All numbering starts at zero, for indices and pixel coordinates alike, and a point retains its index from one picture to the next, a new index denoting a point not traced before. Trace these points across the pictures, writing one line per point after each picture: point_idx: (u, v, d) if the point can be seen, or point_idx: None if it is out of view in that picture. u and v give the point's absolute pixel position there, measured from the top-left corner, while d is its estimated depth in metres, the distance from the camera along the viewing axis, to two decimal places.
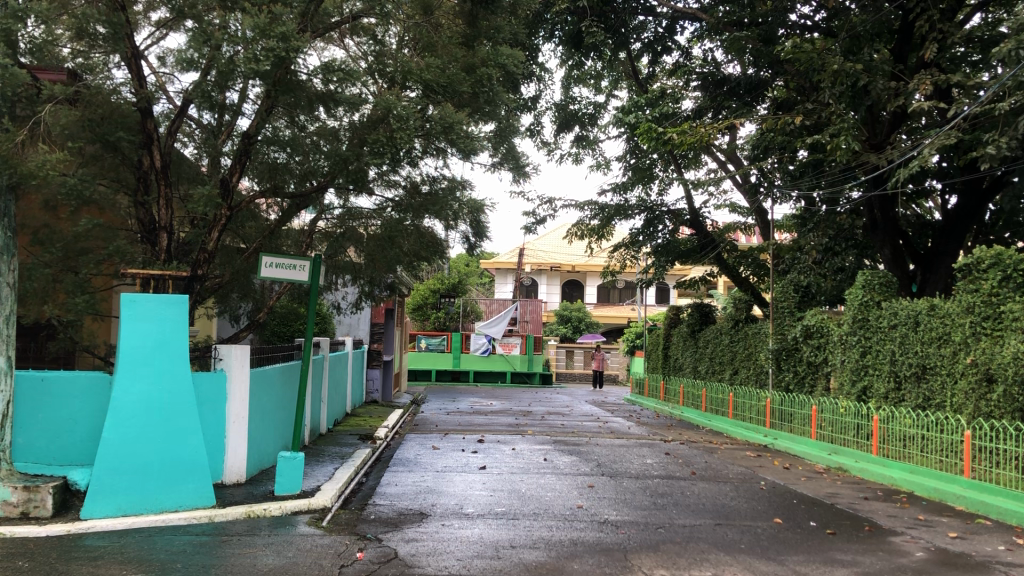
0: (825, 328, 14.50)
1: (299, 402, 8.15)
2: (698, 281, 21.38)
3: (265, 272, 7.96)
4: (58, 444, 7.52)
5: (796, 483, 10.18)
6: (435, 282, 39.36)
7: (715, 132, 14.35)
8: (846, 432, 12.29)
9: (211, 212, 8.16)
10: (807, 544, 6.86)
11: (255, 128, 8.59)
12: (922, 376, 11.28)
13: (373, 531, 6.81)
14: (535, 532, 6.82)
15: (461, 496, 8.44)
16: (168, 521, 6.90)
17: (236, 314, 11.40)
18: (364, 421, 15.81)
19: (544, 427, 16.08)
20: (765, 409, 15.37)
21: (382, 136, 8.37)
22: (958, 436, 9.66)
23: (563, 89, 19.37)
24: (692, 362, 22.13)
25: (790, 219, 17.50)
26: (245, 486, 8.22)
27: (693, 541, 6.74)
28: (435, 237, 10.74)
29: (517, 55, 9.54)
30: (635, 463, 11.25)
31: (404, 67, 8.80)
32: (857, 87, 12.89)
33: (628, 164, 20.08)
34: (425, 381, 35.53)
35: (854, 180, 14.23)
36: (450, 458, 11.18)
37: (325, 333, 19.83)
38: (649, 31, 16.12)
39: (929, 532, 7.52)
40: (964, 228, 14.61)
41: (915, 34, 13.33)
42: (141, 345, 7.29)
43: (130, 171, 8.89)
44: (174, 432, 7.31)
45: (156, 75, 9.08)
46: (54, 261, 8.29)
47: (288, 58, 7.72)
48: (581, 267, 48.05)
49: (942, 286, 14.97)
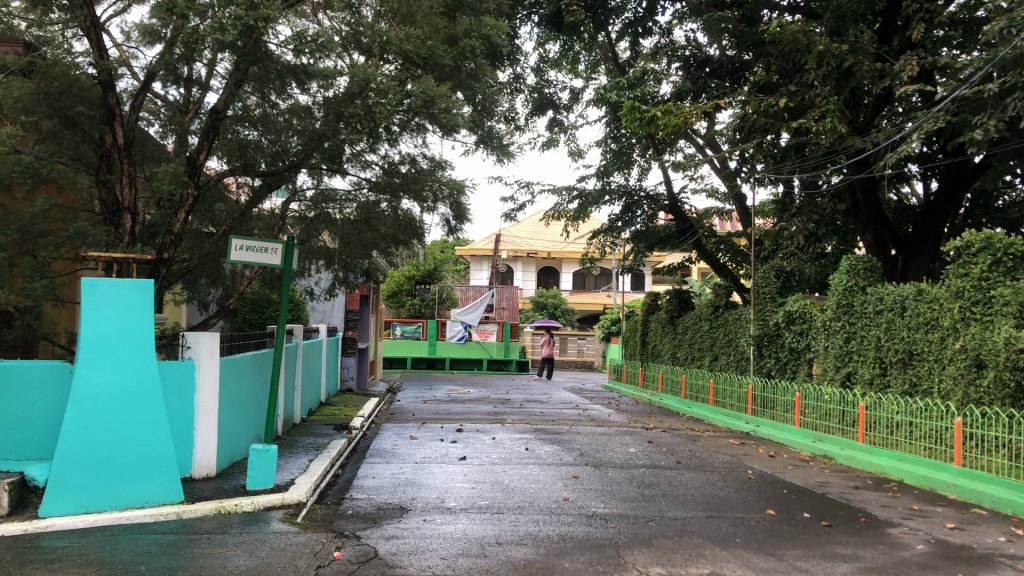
0: (808, 314, 14.28)
1: (272, 390, 7.74)
2: (678, 267, 21.13)
3: (235, 256, 7.56)
4: (14, 438, 7.06)
5: (783, 472, 9.94)
6: (410, 268, 38.87)
7: (699, 115, 14.00)
8: (831, 419, 12.08)
9: (177, 191, 7.69)
10: (804, 538, 6.58)
11: (224, 103, 8.17)
12: (909, 362, 11.06)
13: (351, 527, 6.47)
14: (522, 527, 6.50)
15: (442, 488, 8.10)
16: (133, 519, 6.51)
17: (204, 301, 10.93)
18: (339, 410, 15.42)
19: (524, 415, 15.75)
20: (747, 396, 15.13)
21: (360, 111, 8.03)
22: (948, 423, 9.46)
23: (539, 72, 18.98)
24: (670, 348, 21.91)
25: (771, 205, 17.28)
26: (215, 480, 7.82)
27: (687, 536, 6.46)
28: (413, 220, 10.24)
29: (502, 26, 9.41)
30: (619, 452, 10.96)
31: (383, 39, 8.41)
32: (843, 68, 12.54)
33: (607, 148, 19.61)
34: (400, 369, 35.10)
35: (838, 164, 13.90)
36: (429, 449, 10.84)
37: (299, 320, 19.39)
38: (629, 12, 15.66)
39: (926, 523, 7.28)
40: (946, 213, 14.42)
41: (900, 14, 13.06)
42: (103, 332, 6.88)
43: (91, 149, 8.37)
44: (140, 424, 6.91)
45: (119, 50, 8.61)
46: (12, 244, 7.71)
47: (258, 28, 7.26)
48: (557, 253, 47.73)
49: (925, 271, 14.65)
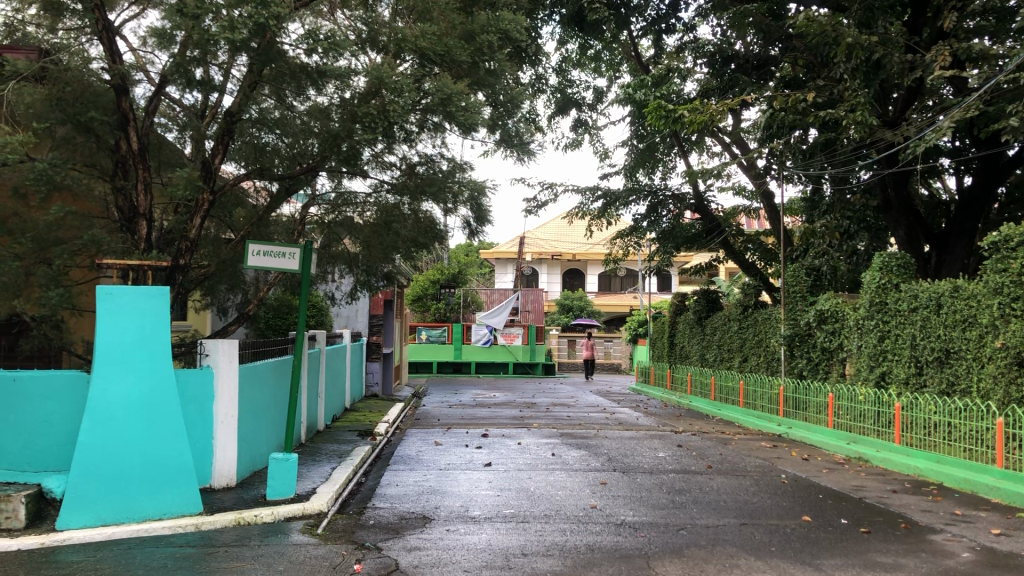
0: (840, 313, 13.94)
1: (292, 397, 7.59)
2: (705, 266, 20.82)
3: (252, 261, 7.41)
4: (31, 449, 6.95)
5: (818, 476, 9.67)
6: (435, 272, 38.81)
7: (725, 111, 13.70)
8: (865, 420, 11.78)
9: (193, 196, 7.55)
10: (842, 546, 6.32)
11: (239, 106, 8.04)
12: (946, 360, 10.73)
13: (373, 539, 6.29)
14: (548, 537, 6.29)
15: (467, 496, 7.90)
16: (151, 531, 6.38)
17: (225, 307, 10.82)
18: (363, 415, 15.29)
19: (550, 419, 15.54)
20: (778, 397, 14.82)
21: (374, 110, 7.84)
22: (988, 424, 9.13)
23: (561, 72, 18.76)
24: (699, 349, 21.61)
25: (799, 203, 16.94)
26: (235, 490, 7.68)
27: (719, 545, 6.22)
28: (434, 221, 10.08)
29: (520, 19, 9.16)
30: (648, 456, 10.72)
31: (398, 36, 8.29)
32: (872, 61, 12.17)
33: (632, 148, 19.32)
34: (426, 373, 35.01)
35: (868, 158, 13.54)
36: (453, 454, 10.66)
37: (323, 326, 19.30)
38: (651, 9, 15.43)
39: (970, 529, 6.99)
40: (982, 207, 14.03)
41: (930, 4, 12.67)
42: (119, 340, 6.75)
43: (107, 155, 8.27)
44: (158, 435, 6.79)
45: (135, 55, 8.51)
46: (28, 252, 7.61)
47: (270, 26, 7.15)
48: (582, 255, 47.43)
49: (960, 268, 14.26)
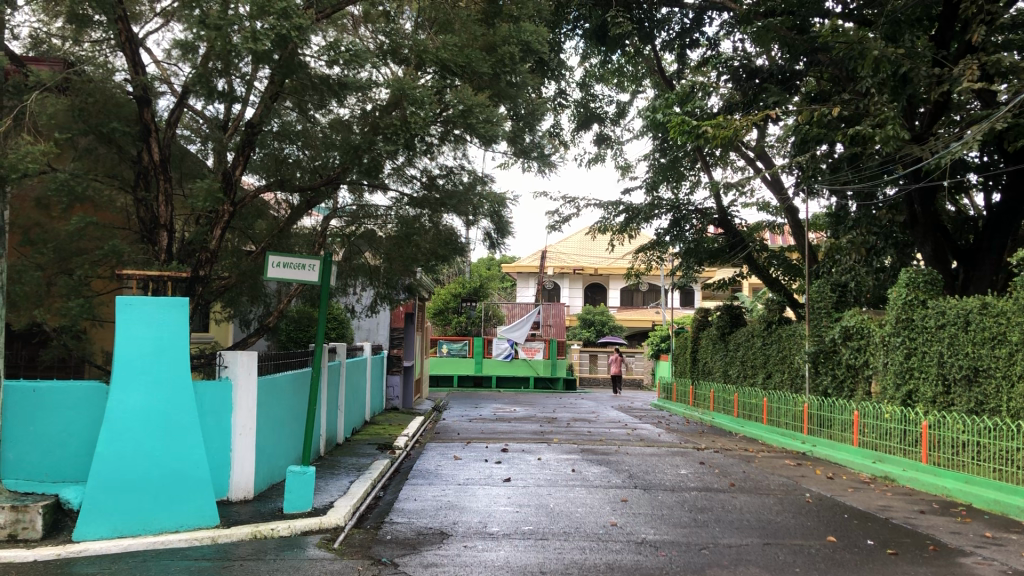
0: (865, 329, 13.74)
1: (310, 410, 7.53)
2: (729, 281, 20.65)
3: (272, 273, 7.40)
4: (50, 459, 6.95)
5: (843, 495, 9.48)
6: (456, 286, 38.82)
7: (749, 125, 13.61)
8: (892, 438, 11.58)
9: (213, 207, 7.54)
10: (868, 568, 6.16)
11: (260, 117, 8.03)
12: (974, 379, 10.53)
13: (389, 554, 6.21)
14: (567, 555, 6.19)
15: (485, 512, 7.81)
16: (167, 543, 6.33)
17: (246, 319, 10.81)
18: (384, 429, 15.23)
19: (571, 434, 15.42)
20: (802, 414, 14.64)
21: (395, 122, 7.89)
22: (1018, 443, 8.94)
23: (584, 86, 18.75)
24: (721, 364, 21.41)
25: (824, 218, 16.79)
26: (252, 503, 7.63)
27: (742, 565, 6.10)
28: (455, 234, 10.04)
29: (541, 31, 9.12)
30: (670, 473, 10.58)
31: (420, 48, 8.29)
32: (899, 75, 11.95)
33: (655, 162, 19.23)
34: (447, 387, 34.98)
35: (894, 174, 13.35)
36: (473, 469, 10.56)
37: (344, 338, 19.31)
38: (675, 23, 15.41)
39: (1001, 552, 6.81)
40: (1011, 222, 13.79)
41: (958, 18, 12.52)
42: (137, 352, 6.73)
43: (129, 167, 8.32)
44: (175, 447, 6.75)
45: (158, 67, 8.53)
46: (49, 263, 7.73)
47: (293, 38, 7.19)
48: (604, 270, 47.26)
49: (988, 284, 14.02)
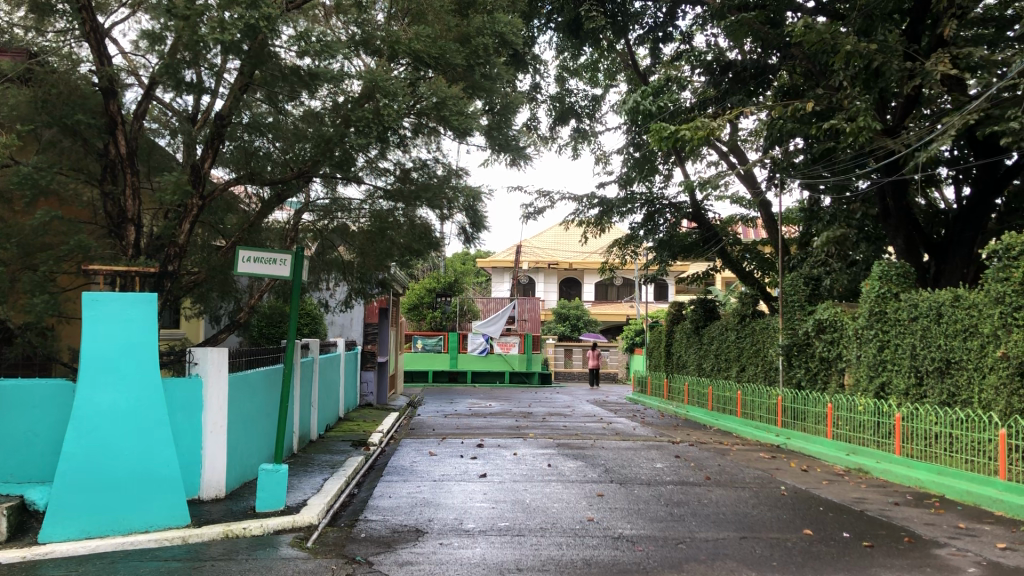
0: (839, 322, 13.80)
1: (283, 407, 7.42)
2: (703, 275, 20.70)
3: (242, 268, 7.26)
4: (16, 459, 6.80)
5: (817, 488, 9.50)
6: (431, 281, 38.67)
7: (725, 123, 13.59)
8: (865, 431, 11.64)
9: (181, 202, 7.40)
10: (845, 561, 6.15)
11: (229, 109, 7.90)
12: (947, 370, 10.60)
13: (363, 553, 6.12)
14: (544, 551, 6.13)
15: (461, 509, 7.74)
16: (137, 544, 6.21)
17: (217, 315, 10.65)
18: (358, 425, 15.10)
19: (546, 429, 15.37)
20: (776, 407, 14.68)
21: (367, 114, 7.77)
22: (990, 435, 9.00)
23: (559, 81, 18.73)
24: (696, 358, 21.46)
25: (797, 211, 16.85)
26: (224, 502, 7.52)
27: (719, 559, 6.07)
28: (429, 228, 9.93)
29: (515, 22, 9.05)
30: (645, 467, 10.56)
31: (392, 38, 8.16)
32: (871, 69, 11.97)
33: (629, 156, 19.21)
34: (422, 382, 34.88)
35: (867, 167, 13.39)
36: (448, 465, 10.49)
37: (317, 334, 19.16)
38: (649, 17, 15.33)
39: (975, 543, 6.83)
40: (982, 216, 13.87)
41: (929, 12, 12.57)
42: (104, 349, 6.61)
43: (95, 160, 8.12)
44: (143, 446, 6.62)
45: (126, 58, 8.37)
46: (13, 259, 7.51)
47: (261, 28, 7.04)
48: (579, 264, 47.29)
49: (959, 277, 14.12)
